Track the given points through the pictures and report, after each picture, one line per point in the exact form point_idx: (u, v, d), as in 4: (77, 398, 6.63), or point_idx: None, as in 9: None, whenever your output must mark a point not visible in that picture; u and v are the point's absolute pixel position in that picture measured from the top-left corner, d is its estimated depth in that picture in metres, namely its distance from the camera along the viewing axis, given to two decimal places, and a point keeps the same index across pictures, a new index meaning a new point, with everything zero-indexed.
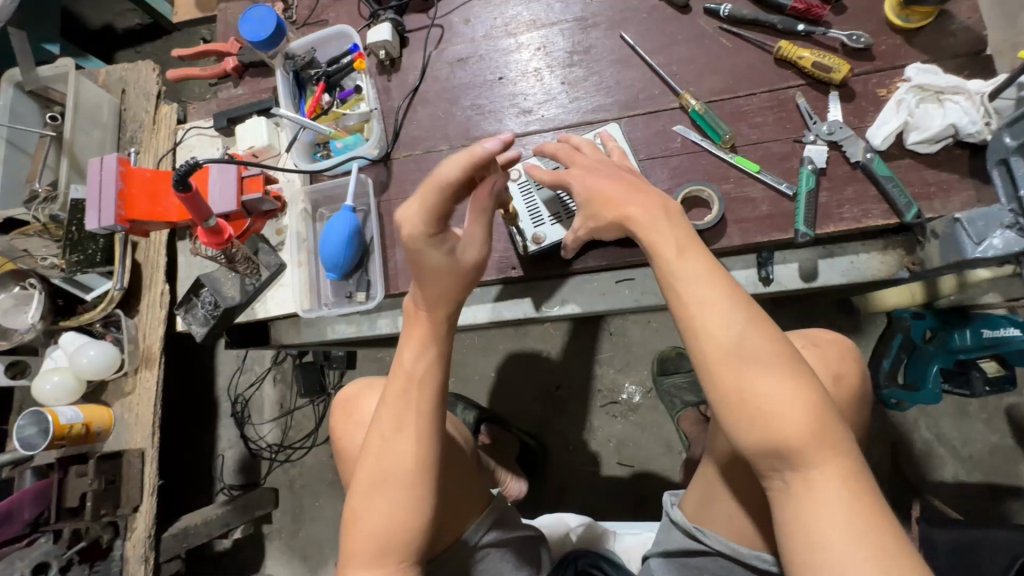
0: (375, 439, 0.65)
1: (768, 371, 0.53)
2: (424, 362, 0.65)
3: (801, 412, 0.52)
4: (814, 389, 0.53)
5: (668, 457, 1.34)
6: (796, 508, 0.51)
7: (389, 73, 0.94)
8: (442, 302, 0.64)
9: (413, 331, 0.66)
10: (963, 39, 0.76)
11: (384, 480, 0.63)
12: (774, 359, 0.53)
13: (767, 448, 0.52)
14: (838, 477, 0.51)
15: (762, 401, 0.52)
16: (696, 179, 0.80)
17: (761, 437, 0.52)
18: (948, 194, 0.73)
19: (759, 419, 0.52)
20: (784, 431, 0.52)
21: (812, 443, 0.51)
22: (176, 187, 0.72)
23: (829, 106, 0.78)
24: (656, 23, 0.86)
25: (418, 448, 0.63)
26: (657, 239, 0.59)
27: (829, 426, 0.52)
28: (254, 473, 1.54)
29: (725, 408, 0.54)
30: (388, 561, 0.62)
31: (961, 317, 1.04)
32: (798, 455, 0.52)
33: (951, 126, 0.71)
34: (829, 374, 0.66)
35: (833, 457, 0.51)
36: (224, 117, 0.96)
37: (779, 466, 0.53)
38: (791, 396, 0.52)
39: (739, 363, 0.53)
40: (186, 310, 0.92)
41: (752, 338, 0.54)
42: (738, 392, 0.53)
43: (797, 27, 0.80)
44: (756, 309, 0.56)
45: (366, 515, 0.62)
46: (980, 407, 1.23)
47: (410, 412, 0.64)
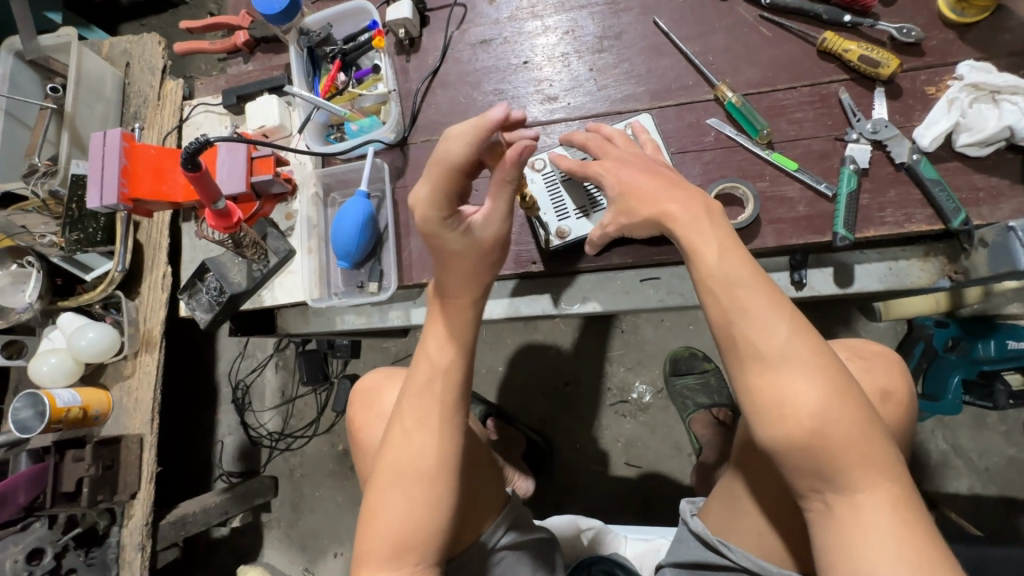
0: (396, 432, 0.63)
1: (814, 386, 0.49)
2: (447, 352, 0.64)
3: (847, 432, 0.48)
4: (861, 407, 0.50)
5: (677, 459, 1.32)
6: (838, 531, 0.49)
7: (408, 54, 0.90)
8: (466, 288, 0.63)
9: (437, 322, 0.65)
10: (1020, 37, 0.72)
11: (403, 475, 0.60)
12: (821, 373, 0.50)
13: (807, 468, 0.49)
14: (887, 504, 0.48)
15: (806, 417, 0.48)
16: (729, 176, 0.76)
17: (802, 455, 0.49)
18: (998, 201, 0.69)
19: (803, 438, 0.48)
20: (830, 452, 0.48)
21: (860, 465, 0.48)
22: (184, 166, 0.68)
23: (874, 103, 0.74)
24: (693, 9, 0.82)
25: (440, 444, 0.61)
26: (697, 239, 0.55)
27: (879, 448, 0.49)
28: (253, 461, 1.51)
29: (764, 423, 0.50)
30: (406, 561, 0.59)
31: (986, 326, 1.01)
32: (844, 478, 0.49)
33: (1007, 128, 0.67)
34: (876, 390, 0.65)
35: (881, 480, 0.49)
36: (233, 93, 0.91)
37: (821, 487, 0.50)
38: (837, 415, 0.49)
39: (781, 375, 0.50)
40: (189, 295, 0.88)
41: (797, 349, 0.50)
42: (778, 406, 0.49)
43: (844, 17, 0.75)
44: (802, 318, 0.52)
45: (386, 509, 0.60)
46: (999, 419, 1.20)
47: (436, 405, 0.62)
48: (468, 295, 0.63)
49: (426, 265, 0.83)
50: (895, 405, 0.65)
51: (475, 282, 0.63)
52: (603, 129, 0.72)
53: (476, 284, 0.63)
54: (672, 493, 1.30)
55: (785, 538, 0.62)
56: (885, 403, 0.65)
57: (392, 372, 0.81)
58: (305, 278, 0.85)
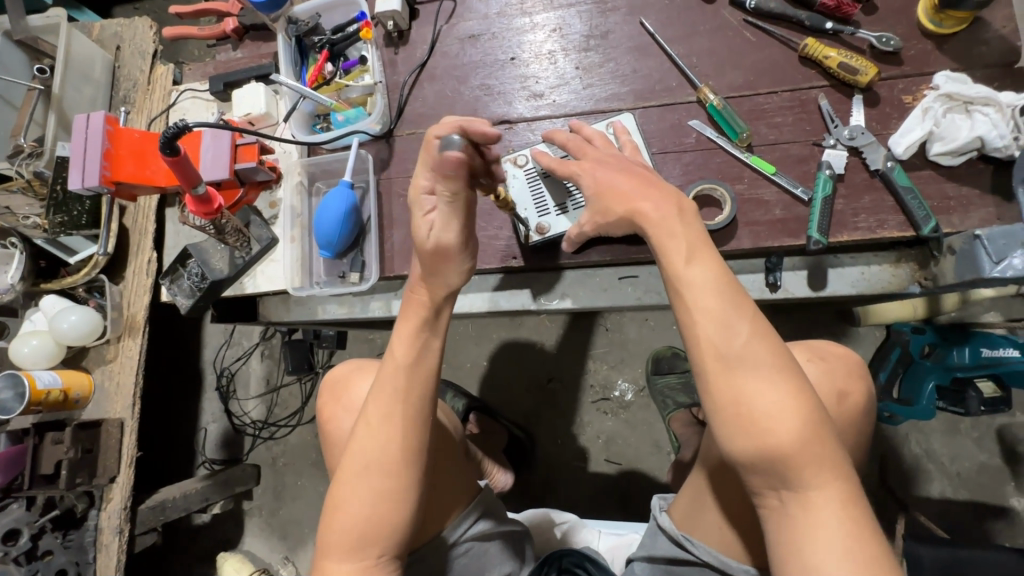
0: (361, 427, 0.64)
1: (768, 387, 0.50)
2: (412, 349, 0.65)
3: (800, 430, 0.50)
4: (816, 408, 0.51)
5: (657, 457, 1.33)
6: (790, 529, 0.50)
7: (396, 46, 0.90)
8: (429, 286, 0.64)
9: (407, 319, 0.66)
10: (996, 49, 0.73)
11: (361, 468, 0.62)
12: (779, 374, 0.51)
13: (765, 469, 0.50)
14: (835, 503, 0.50)
15: (761, 418, 0.50)
16: (709, 177, 0.77)
17: (758, 454, 0.50)
18: (968, 209, 0.70)
19: (760, 437, 0.50)
20: (786, 455, 0.50)
21: (812, 463, 0.50)
22: (163, 150, 0.68)
23: (852, 109, 0.75)
24: (679, 11, 0.83)
25: (402, 438, 0.63)
26: (666, 243, 0.56)
27: (829, 449, 0.50)
28: (236, 448, 1.52)
29: (723, 425, 0.51)
30: (368, 553, 0.61)
31: (961, 333, 1.03)
32: (796, 478, 0.50)
33: (978, 139, 0.68)
34: (834, 391, 0.67)
35: (831, 479, 0.50)
36: (220, 80, 0.91)
37: (774, 488, 0.51)
38: (792, 418, 0.50)
39: (741, 375, 0.51)
40: (171, 280, 0.88)
41: (756, 350, 0.51)
42: (737, 407, 0.51)
43: (826, 24, 0.76)
44: (760, 321, 0.53)
45: (349, 503, 0.61)
46: (971, 425, 1.22)
47: (398, 400, 0.63)
48: (431, 292, 0.65)
49: (408, 258, 0.83)
50: (851, 404, 0.68)
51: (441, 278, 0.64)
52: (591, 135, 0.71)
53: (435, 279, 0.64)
54: (651, 491, 1.32)
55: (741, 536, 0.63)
56: (840, 406, 0.67)
57: (362, 364, 0.81)
58: (287, 266, 0.85)
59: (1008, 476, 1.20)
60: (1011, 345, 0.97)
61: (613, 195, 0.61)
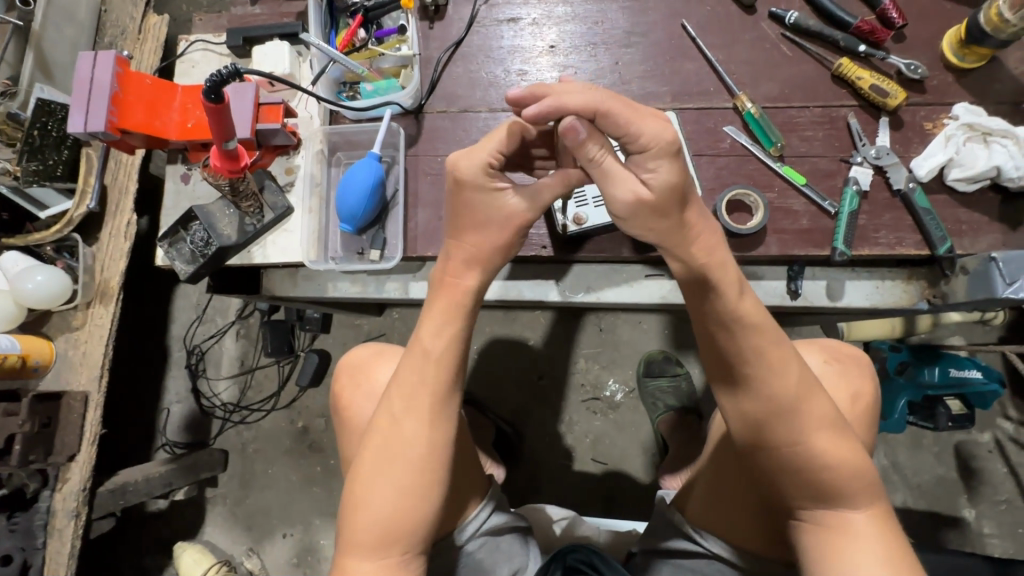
0: (385, 417, 0.62)
1: (814, 416, 0.59)
2: (444, 339, 0.63)
3: (820, 438, 0.58)
4: (838, 424, 0.59)
5: (642, 458, 1.35)
6: (822, 538, 0.58)
7: (431, 21, 0.86)
8: (472, 270, 0.64)
9: (435, 305, 0.65)
10: (1008, 87, 0.78)
11: (386, 463, 0.60)
12: (803, 392, 0.59)
13: (789, 470, 0.59)
14: (871, 518, 0.58)
15: (810, 441, 0.58)
16: (740, 183, 0.79)
17: (783, 456, 0.59)
18: (978, 234, 0.75)
19: (779, 439, 0.59)
20: (827, 472, 0.58)
21: (843, 477, 0.58)
22: (207, 96, 0.65)
23: (879, 130, 0.78)
24: (720, 19, 0.84)
25: (428, 435, 0.61)
26: (719, 279, 0.59)
27: (865, 468, 0.59)
28: (202, 432, 1.42)
29: (773, 446, 0.59)
30: (391, 551, 0.60)
31: (932, 353, 1.10)
32: (838, 497, 0.58)
33: (995, 168, 0.73)
34: (847, 395, 0.72)
35: (862, 492, 0.58)
36: (239, 34, 0.85)
37: (810, 503, 0.59)
38: (837, 443, 0.58)
39: (776, 392, 0.59)
40: (170, 243, 0.81)
41: (783, 368, 0.59)
42: (764, 411, 0.59)
43: (860, 47, 0.79)
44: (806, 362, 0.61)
45: (373, 498, 0.60)
46: (933, 440, 1.30)
47: (424, 392, 0.62)
48: (473, 278, 0.65)
49: (434, 239, 0.80)
50: (864, 406, 0.72)
51: (489, 253, 0.64)
52: (637, 129, 0.54)
53: (482, 262, 0.64)
54: (633, 492, 1.33)
55: (753, 535, 0.67)
56: (853, 405, 0.71)
57: (382, 349, 0.81)
58: (303, 238, 0.81)
59: (962, 490, 1.28)
60: (975, 367, 1.07)
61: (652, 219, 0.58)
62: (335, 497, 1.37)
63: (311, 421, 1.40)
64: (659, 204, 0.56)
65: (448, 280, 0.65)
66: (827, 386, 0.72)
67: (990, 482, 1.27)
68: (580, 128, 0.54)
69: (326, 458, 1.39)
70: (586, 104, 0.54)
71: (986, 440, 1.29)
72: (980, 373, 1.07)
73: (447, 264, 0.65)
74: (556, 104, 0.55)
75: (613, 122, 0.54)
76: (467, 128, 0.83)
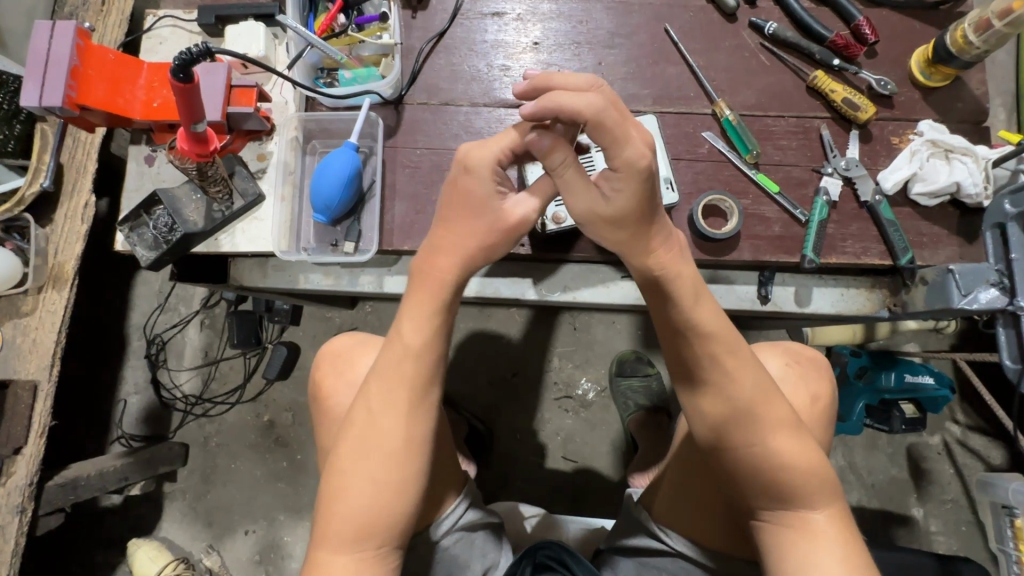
0: (376, 405, 0.61)
1: (773, 418, 0.60)
2: (428, 328, 0.62)
3: (782, 440, 0.60)
4: (798, 426, 0.61)
5: (612, 456, 1.36)
6: (787, 537, 0.59)
7: (414, 10, 0.85)
8: (468, 263, 0.63)
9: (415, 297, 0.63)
10: (969, 106, 0.82)
11: (367, 452, 0.60)
12: (762, 396, 0.61)
13: (757, 471, 0.60)
14: (830, 518, 0.59)
15: (767, 442, 0.60)
16: (717, 189, 0.80)
17: (750, 458, 0.60)
18: (937, 246, 0.78)
19: (745, 440, 0.60)
20: (787, 472, 0.59)
21: (805, 480, 0.59)
22: (176, 75, 0.62)
23: (849, 143, 0.81)
24: (702, 25, 0.85)
25: (414, 425, 0.60)
26: (673, 287, 0.62)
27: (823, 468, 0.60)
28: (162, 424, 1.37)
29: (736, 446, 0.61)
30: (369, 544, 0.59)
31: (889, 359, 1.16)
32: (798, 498, 0.59)
33: (955, 184, 0.76)
34: (807, 396, 0.74)
35: (822, 495, 0.60)
36: (212, 12, 0.82)
37: (776, 504, 0.60)
38: (795, 443, 0.60)
39: (736, 396, 0.60)
40: (131, 228, 0.77)
41: (742, 374, 0.61)
42: (729, 414, 0.61)
43: (833, 60, 0.81)
44: (762, 365, 0.63)
45: (359, 489, 0.59)
46: (888, 441, 1.35)
47: (405, 383, 0.61)
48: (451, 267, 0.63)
49: (411, 232, 0.79)
50: (823, 407, 0.74)
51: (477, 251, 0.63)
52: (615, 150, 0.55)
53: (461, 255, 0.62)
54: (602, 489, 1.34)
55: (719, 532, 0.68)
56: (811, 406, 0.74)
57: (366, 339, 0.80)
58: (274, 227, 0.78)
59: (913, 489, 1.34)
60: (928, 372, 1.13)
61: (607, 229, 0.60)
62: (300, 493, 1.34)
63: (277, 415, 1.37)
64: (613, 219, 0.59)
65: (429, 270, 0.63)
66: (789, 388, 0.74)
67: (938, 481, 1.34)
68: (543, 142, 0.58)
69: (293, 453, 1.35)
70: (580, 112, 0.54)
71: (936, 442, 1.35)
72: (932, 378, 1.13)
73: (428, 256, 0.63)
74: (555, 106, 0.55)
75: (597, 137, 0.54)
76: (448, 121, 0.82)
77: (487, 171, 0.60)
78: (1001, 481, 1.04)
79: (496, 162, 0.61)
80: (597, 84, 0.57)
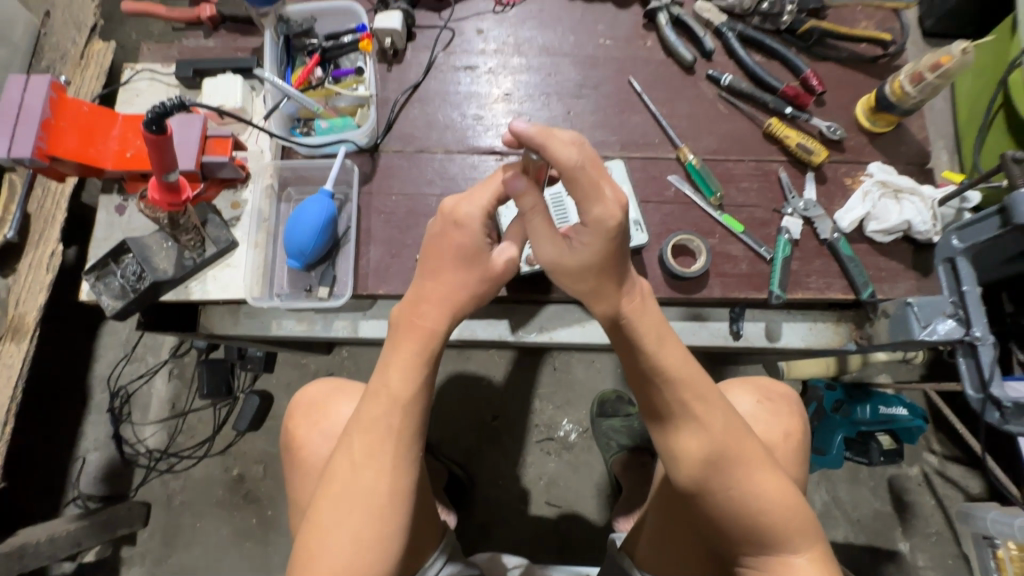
0: (349, 461, 0.59)
1: (748, 462, 0.60)
2: (410, 380, 0.61)
3: (760, 484, 0.59)
4: (775, 468, 0.61)
5: (597, 500, 1.33)
6: None
7: (389, 63, 0.88)
8: (445, 313, 0.62)
9: (401, 345, 0.62)
10: (914, 150, 0.88)
11: (345, 511, 0.57)
12: (740, 440, 0.60)
13: (739, 518, 0.59)
14: (813, 562, 0.59)
15: (745, 485, 0.59)
16: (685, 229, 0.83)
17: (729, 505, 0.59)
18: (895, 280, 0.82)
19: (727, 486, 0.59)
20: (767, 516, 0.59)
21: (785, 524, 0.59)
22: (149, 127, 0.63)
23: (806, 185, 0.85)
24: (663, 77, 0.90)
25: (394, 481, 0.58)
26: (647, 334, 0.62)
27: (802, 510, 0.60)
28: (122, 483, 1.30)
29: (716, 492, 0.60)
30: None
31: (863, 392, 1.17)
32: (777, 541, 0.59)
33: (906, 222, 0.80)
34: (780, 430, 0.75)
35: (802, 538, 0.59)
36: (190, 66, 0.84)
37: (759, 548, 0.60)
38: (772, 484, 0.60)
39: (716, 442, 0.60)
40: (97, 277, 0.75)
41: (719, 418, 0.61)
42: (711, 461, 0.60)
43: (786, 109, 0.87)
44: (732, 407, 0.63)
45: (332, 549, 0.56)
46: (869, 474, 1.36)
47: (385, 436, 0.59)
48: (434, 317, 0.62)
49: (388, 275, 0.79)
50: (795, 444, 0.75)
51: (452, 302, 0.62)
52: (586, 205, 0.56)
53: (453, 306, 0.62)
54: (588, 536, 1.30)
55: None
56: (785, 443, 0.74)
57: (341, 385, 0.78)
58: (247, 273, 0.78)
59: (898, 523, 1.33)
60: (901, 404, 1.14)
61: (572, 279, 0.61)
62: (271, 552, 1.26)
63: (247, 469, 1.31)
64: (579, 271, 0.60)
65: (410, 320, 0.62)
66: (760, 425, 0.75)
67: (921, 514, 1.34)
68: (516, 184, 0.58)
69: (263, 509, 1.28)
70: (559, 164, 0.54)
71: (916, 473, 1.36)
72: (906, 411, 1.13)
73: (414, 304, 0.62)
74: (541, 145, 0.53)
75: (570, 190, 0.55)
76: (423, 168, 0.84)
77: (477, 223, 0.61)
78: (978, 512, 1.04)
79: (485, 213, 0.61)
80: (581, 140, 0.55)
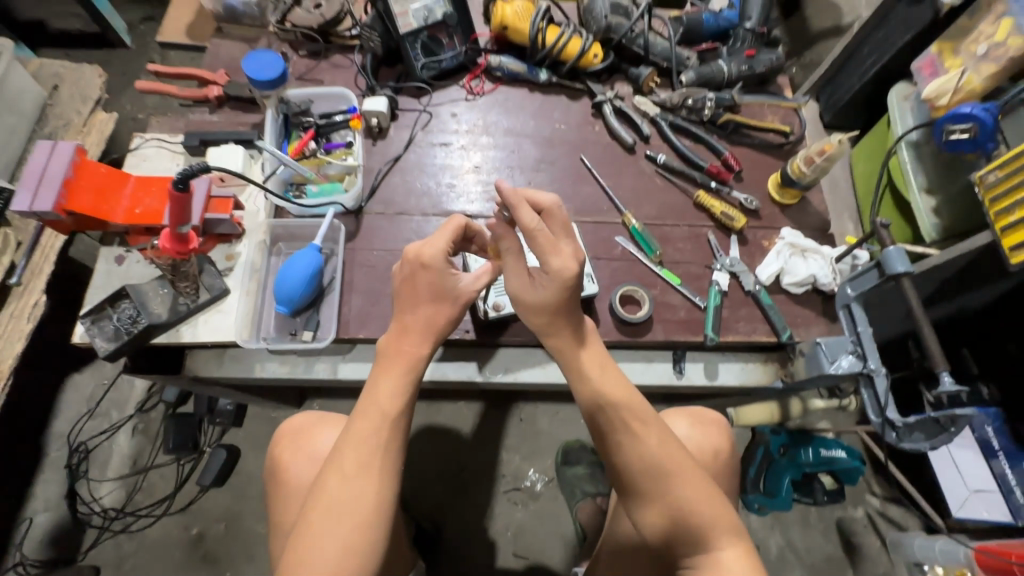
0: (338, 474, 0.64)
1: (676, 470, 0.67)
2: (396, 400, 0.69)
3: (688, 488, 0.66)
4: (704, 475, 0.68)
5: (563, 551, 1.35)
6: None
7: (375, 139, 1.02)
8: (427, 341, 0.72)
9: (389, 369, 0.70)
10: (817, 218, 1.05)
11: (334, 520, 0.61)
12: (672, 452, 0.68)
13: (671, 521, 0.65)
14: (743, 560, 0.62)
15: (673, 491, 0.66)
16: (631, 282, 0.95)
17: (659, 510, 0.66)
18: (809, 326, 0.95)
19: (660, 493, 0.66)
20: (692, 516, 0.64)
21: (713, 524, 0.64)
22: (176, 185, 0.72)
23: (730, 245, 1.00)
24: (609, 155, 1.07)
25: (380, 491, 0.64)
26: (590, 364, 0.74)
27: (728, 512, 0.65)
28: (70, 546, 1.24)
29: (651, 499, 0.67)
30: None
31: (806, 437, 1.25)
32: (704, 539, 0.64)
33: (812, 276, 0.95)
34: (711, 451, 0.84)
35: (732, 538, 0.64)
36: (196, 137, 0.94)
37: (690, 549, 0.64)
38: (700, 488, 0.66)
39: (651, 454, 0.68)
40: (93, 321, 0.81)
41: (660, 433, 0.70)
42: (645, 470, 0.68)
43: (711, 183, 1.04)
44: (666, 425, 0.72)
45: (317, 557, 0.59)
46: (818, 517, 1.43)
47: (376, 449, 0.66)
48: (421, 344, 0.71)
49: (369, 321, 0.87)
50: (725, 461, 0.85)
51: (428, 331, 0.72)
52: (547, 257, 0.69)
53: (430, 334, 0.72)
54: None
55: None
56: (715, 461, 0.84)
57: (325, 416, 0.84)
58: (237, 318, 0.85)
59: (848, 565, 1.40)
60: (838, 446, 1.24)
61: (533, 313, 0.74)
62: None
63: (208, 527, 1.28)
64: (538, 305, 0.72)
65: (396, 348, 0.71)
66: (696, 446, 0.84)
67: (869, 556, 1.41)
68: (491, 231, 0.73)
69: (221, 570, 1.24)
70: (524, 225, 0.68)
71: (860, 515, 1.44)
72: (843, 452, 1.23)
73: (400, 335, 0.72)
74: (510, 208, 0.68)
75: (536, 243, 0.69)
76: (402, 227, 0.95)
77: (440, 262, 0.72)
78: None
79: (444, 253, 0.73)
80: (558, 204, 0.70)
